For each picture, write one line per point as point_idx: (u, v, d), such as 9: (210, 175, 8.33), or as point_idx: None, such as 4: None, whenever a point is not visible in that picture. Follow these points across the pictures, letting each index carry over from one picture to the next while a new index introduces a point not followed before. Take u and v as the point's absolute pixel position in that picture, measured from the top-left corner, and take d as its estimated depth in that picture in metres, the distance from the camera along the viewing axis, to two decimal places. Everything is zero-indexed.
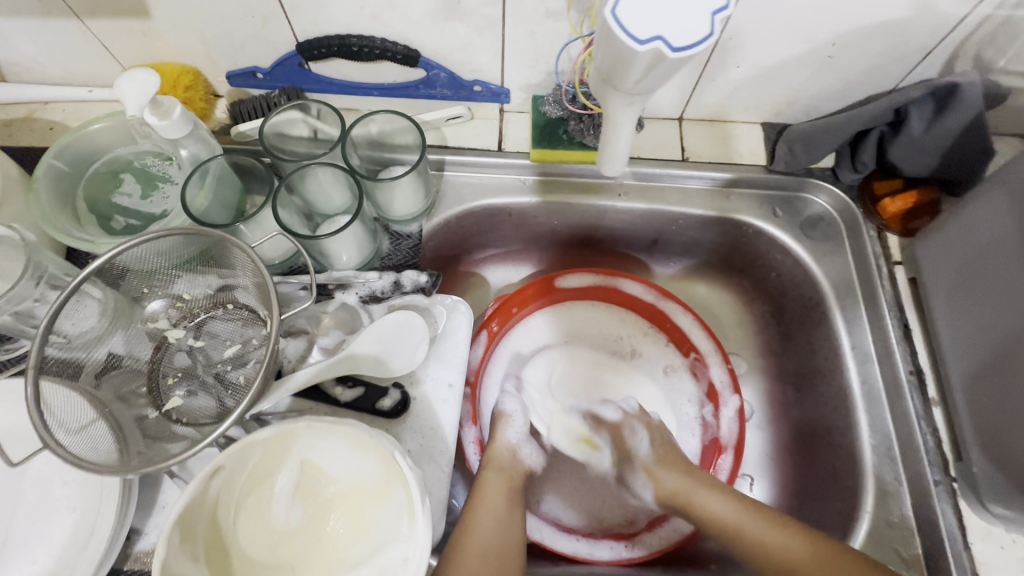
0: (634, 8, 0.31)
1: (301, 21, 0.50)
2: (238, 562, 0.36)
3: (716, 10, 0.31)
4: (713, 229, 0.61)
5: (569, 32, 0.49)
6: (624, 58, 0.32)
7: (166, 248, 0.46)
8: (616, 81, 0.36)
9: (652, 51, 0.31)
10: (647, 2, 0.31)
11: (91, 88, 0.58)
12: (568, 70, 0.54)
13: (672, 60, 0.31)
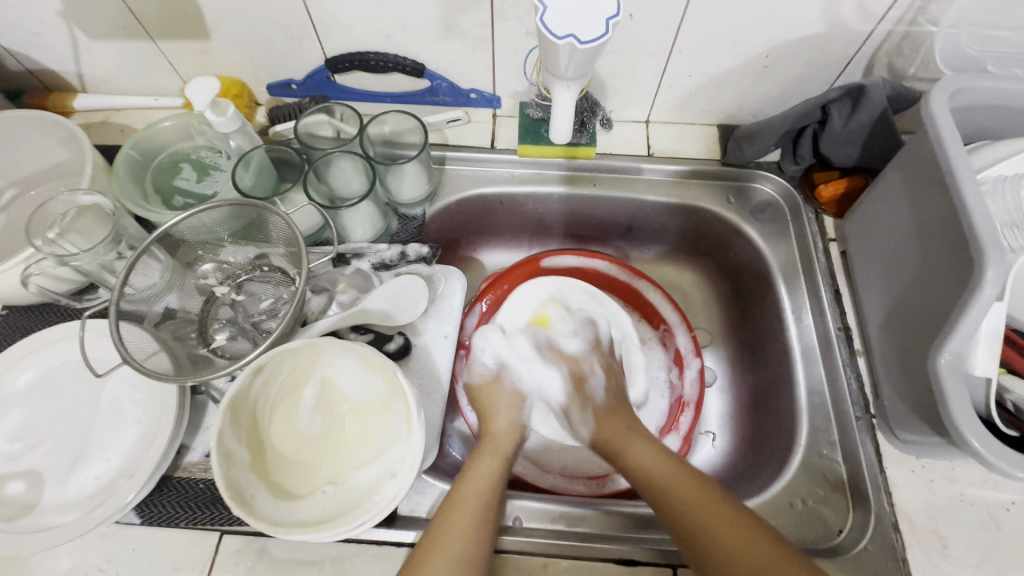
0: (555, 15, 0.41)
1: (330, 41, 0.62)
2: (271, 453, 0.45)
3: (610, 16, 0.41)
4: (677, 215, 0.71)
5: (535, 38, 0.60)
6: (553, 51, 0.43)
7: (218, 219, 0.57)
8: (554, 71, 0.48)
9: (568, 44, 0.42)
10: (566, 10, 0.41)
11: (157, 98, 0.71)
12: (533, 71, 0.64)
13: (584, 50, 0.42)
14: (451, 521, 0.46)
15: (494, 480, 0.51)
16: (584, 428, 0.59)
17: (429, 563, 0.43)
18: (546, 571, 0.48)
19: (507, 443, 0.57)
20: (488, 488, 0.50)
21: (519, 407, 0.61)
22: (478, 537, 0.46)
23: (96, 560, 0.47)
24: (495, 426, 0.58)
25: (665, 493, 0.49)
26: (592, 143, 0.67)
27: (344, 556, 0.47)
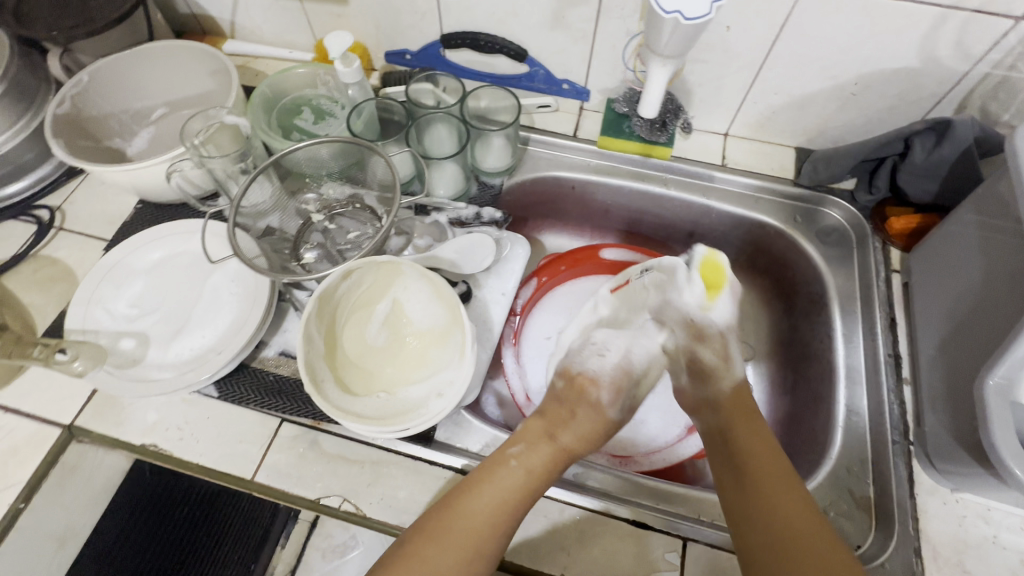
0: None
1: (449, 20, 0.70)
2: (340, 353, 0.51)
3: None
4: (741, 227, 0.73)
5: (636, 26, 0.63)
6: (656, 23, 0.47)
7: (327, 155, 0.64)
8: (654, 46, 0.51)
9: (673, 19, 0.45)
10: None
11: (291, 51, 0.81)
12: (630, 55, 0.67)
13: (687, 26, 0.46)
14: (477, 494, 0.46)
15: (537, 480, 0.48)
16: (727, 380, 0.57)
17: (438, 535, 0.45)
18: (562, 516, 0.50)
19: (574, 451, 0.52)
20: (529, 484, 0.48)
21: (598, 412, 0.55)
22: (507, 518, 0.46)
23: (175, 421, 0.54)
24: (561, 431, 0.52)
25: (751, 470, 0.48)
26: (670, 143, 0.71)
27: (383, 462, 0.52)
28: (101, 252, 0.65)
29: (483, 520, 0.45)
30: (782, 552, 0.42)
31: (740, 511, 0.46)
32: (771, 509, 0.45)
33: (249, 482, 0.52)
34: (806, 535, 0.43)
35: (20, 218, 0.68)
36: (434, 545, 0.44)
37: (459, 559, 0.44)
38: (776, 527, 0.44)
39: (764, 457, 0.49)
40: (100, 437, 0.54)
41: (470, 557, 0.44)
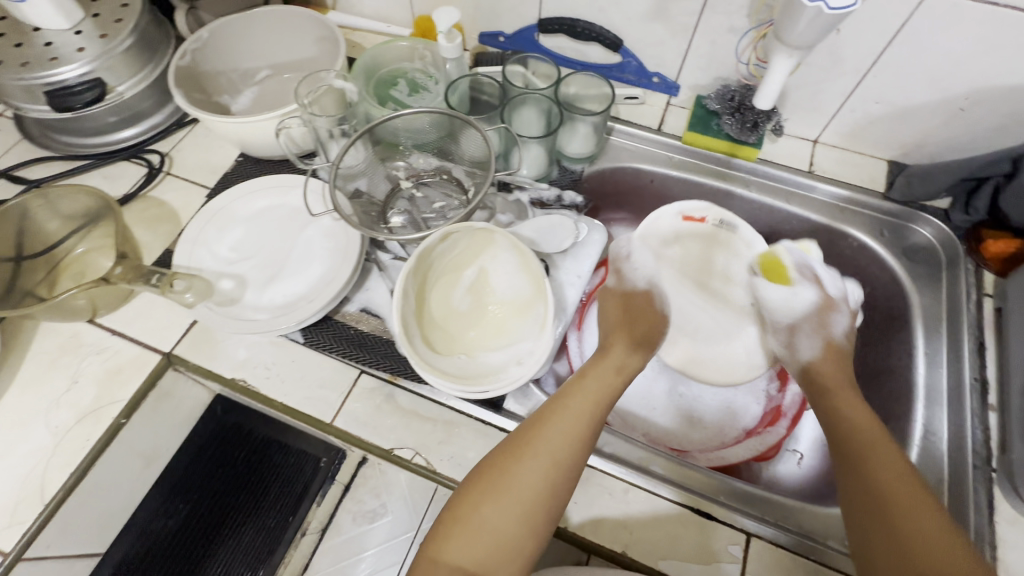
0: None
1: (549, 5, 0.71)
2: (427, 311, 0.53)
3: None
4: (822, 236, 0.72)
5: (748, 22, 0.63)
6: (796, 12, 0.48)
7: (421, 126, 0.66)
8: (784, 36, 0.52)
9: (815, 9, 0.47)
10: None
11: (388, 25, 0.83)
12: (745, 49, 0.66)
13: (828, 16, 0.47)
14: (552, 419, 0.49)
15: (601, 402, 0.51)
16: (808, 350, 0.60)
17: (521, 457, 0.47)
18: (626, 495, 0.51)
19: (627, 371, 0.55)
20: (592, 405, 0.50)
21: (662, 329, 0.62)
22: (582, 437, 0.48)
23: (264, 361, 0.57)
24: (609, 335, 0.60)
25: (839, 432, 0.50)
26: (757, 145, 0.69)
27: (454, 423, 0.54)
28: (203, 199, 0.69)
29: (557, 439, 0.47)
30: (885, 515, 0.44)
31: (854, 477, 0.47)
32: (875, 477, 0.46)
33: (329, 426, 0.54)
34: (900, 496, 0.44)
35: (133, 159, 0.73)
36: (514, 463, 0.46)
37: (539, 476, 0.45)
38: (883, 494, 0.45)
39: (861, 422, 0.50)
40: (194, 367, 0.58)
41: (552, 474, 0.46)
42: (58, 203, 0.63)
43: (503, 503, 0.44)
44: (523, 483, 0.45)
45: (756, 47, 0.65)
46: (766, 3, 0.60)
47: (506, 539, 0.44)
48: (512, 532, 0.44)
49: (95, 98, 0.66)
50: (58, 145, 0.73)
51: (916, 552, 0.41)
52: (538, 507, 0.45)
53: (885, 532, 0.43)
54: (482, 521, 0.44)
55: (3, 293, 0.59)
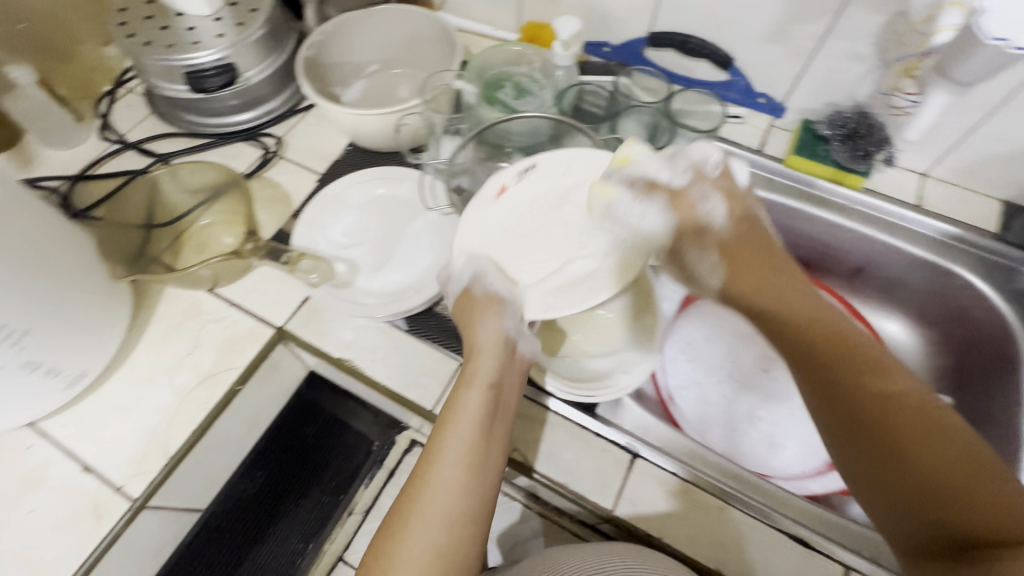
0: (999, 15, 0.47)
1: (663, 20, 0.72)
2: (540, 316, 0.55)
3: None
4: (925, 272, 0.70)
5: (887, 58, 0.61)
6: (975, 49, 0.50)
7: (532, 129, 0.68)
8: (951, 71, 0.54)
9: (998, 46, 0.49)
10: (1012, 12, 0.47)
11: (493, 29, 0.85)
12: (886, 81, 0.63)
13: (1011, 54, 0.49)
14: (428, 475, 0.44)
15: (474, 438, 0.46)
16: (709, 277, 0.52)
17: (400, 531, 0.42)
18: (721, 514, 0.51)
19: (503, 390, 0.49)
20: (475, 452, 0.46)
21: (491, 351, 0.49)
22: (462, 489, 0.44)
23: (369, 344, 0.60)
24: (478, 344, 0.50)
25: (830, 351, 0.45)
26: (865, 175, 0.68)
27: (552, 423, 0.55)
28: (313, 184, 0.73)
29: (437, 508, 0.43)
30: (884, 439, 0.40)
31: (834, 405, 0.43)
32: (872, 405, 0.41)
33: (430, 413, 0.57)
34: (905, 422, 0.40)
35: (249, 141, 0.77)
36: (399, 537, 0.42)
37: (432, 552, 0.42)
38: (875, 419, 0.41)
39: (851, 343, 0.45)
40: (304, 343, 0.61)
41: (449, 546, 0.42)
42: (180, 176, 0.68)
43: None
44: (406, 565, 0.41)
45: (898, 81, 0.62)
46: (910, 34, 0.58)
47: None
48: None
49: (226, 81, 0.70)
50: (184, 123, 0.77)
51: (918, 465, 0.38)
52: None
53: (886, 453, 0.40)
54: None
55: (134, 256, 0.63)
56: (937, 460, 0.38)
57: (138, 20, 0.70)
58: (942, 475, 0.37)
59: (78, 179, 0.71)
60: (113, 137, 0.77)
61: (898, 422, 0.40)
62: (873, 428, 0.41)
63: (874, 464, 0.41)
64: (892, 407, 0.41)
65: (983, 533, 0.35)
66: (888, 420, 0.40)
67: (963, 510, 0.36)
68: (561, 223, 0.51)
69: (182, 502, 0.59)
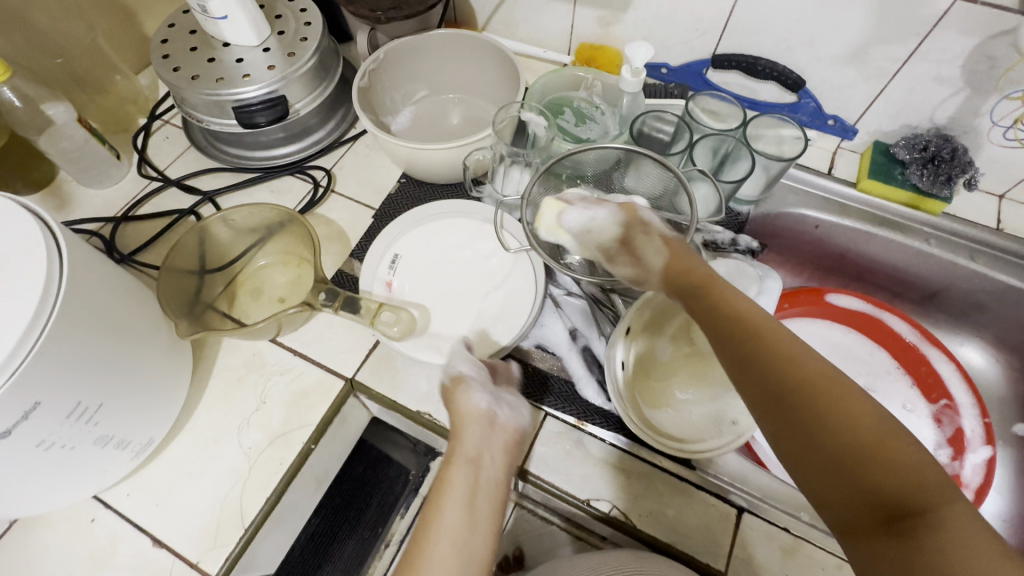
0: None
1: (730, 41, 0.69)
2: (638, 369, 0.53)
3: None
4: (1005, 297, 0.68)
5: (1014, 95, 0.58)
6: None
7: (600, 160, 0.66)
8: None
9: None
10: None
11: (544, 50, 0.82)
12: (1005, 114, 0.60)
13: None
14: (423, 553, 0.38)
15: (468, 511, 0.42)
16: (653, 257, 0.47)
17: None
18: (841, 571, 0.48)
19: (486, 462, 0.46)
20: (471, 523, 0.41)
21: (463, 430, 0.48)
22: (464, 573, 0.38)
23: None
24: (460, 431, 0.48)
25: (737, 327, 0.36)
26: (947, 200, 0.66)
27: (650, 477, 0.52)
28: (369, 220, 0.69)
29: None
30: (795, 412, 0.32)
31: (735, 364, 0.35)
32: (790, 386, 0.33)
33: (520, 470, 0.54)
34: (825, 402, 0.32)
35: (296, 175, 0.73)
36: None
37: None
38: (788, 398, 0.33)
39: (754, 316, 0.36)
40: (376, 395, 0.57)
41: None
42: (234, 223, 0.63)
43: None
44: None
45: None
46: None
47: None
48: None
49: (275, 115, 0.67)
50: (225, 156, 0.74)
51: (843, 449, 0.30)
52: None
53: (790, 419, 0.32)
54: None
55: (190, 305, 0.59)
56: (866, 441, 0.30)
57: (182, 52, 0.66)
58: (861, 449, 0.30)
59: (120, 222, 0.68)
60: (152, 174, 0.73)
61: (815, 397, 0.32)
62: (786, 399, 0.33)
63: (778, 430, 0.33)
64: (809, 379, 0.33)
65: (896, 503, 0.29)
66: (804, 399, 0.32)
67: (880, 482, 0.29)
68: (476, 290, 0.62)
69: (256, 569, 0.55)
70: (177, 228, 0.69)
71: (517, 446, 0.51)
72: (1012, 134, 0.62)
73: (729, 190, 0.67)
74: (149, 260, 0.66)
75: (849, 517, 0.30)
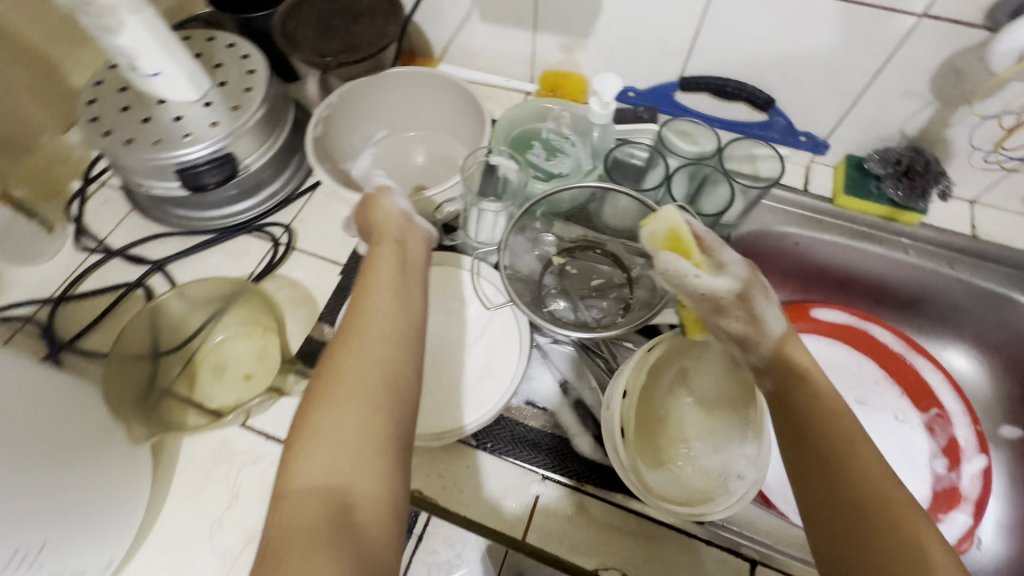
0: None
1: (696, 63, 0.67)
2: (640, 430, 0.50)
3: None
4: (984, 303, 0.68)
5: (995, 125, 0.59)
6: None
7: (575, 198, 0.63)
8: None
9: None
10: None
11: (506, 79, 0.79)
12: (985, 141, 0.61)
13: None
14: (365, 306, 0.42)
15: (399, 274, 0.46)
16: (776, 322, 0.44)
17: (340, 366, 0.38)
18: None
19: (411, 250, 0.50)
20: (396, 296, 0.44)
21: (386, 228, 0.52)
22: (406, 307, 0.44)
23: (436, 466, 0.53)
24: (383, 230, 0.51)
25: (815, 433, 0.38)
26: (924, 212, 0.66)
27: (656, 537, 0.50)
28: (336, 277, 0.65)
29: (358, 373, 0.38)
30: (858, 521, 0.34)
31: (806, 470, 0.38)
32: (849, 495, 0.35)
33: (521, 543, 0.50)
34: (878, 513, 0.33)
35: (253, 234, 0.68)
36: (318, 419, 0.36)
37: (368, 413, 0.37)
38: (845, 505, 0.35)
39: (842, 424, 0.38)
40: None
41: (387, 387, 0.38)
42: (191, 296, 0.59)
43: (348, 395, 0.37)
44: (358, 372, 0.38)
45: (1003, 138, 0.60)
46: (1001, 86, 0.55)
47: (372, 420, 0.36)
48: (406, 377, 0.40)
49: (225, 175, 0.62)
50: (173, 219, 0.68)
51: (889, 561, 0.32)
52: (397, 431, 0.37)
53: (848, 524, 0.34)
54: (328, 419, 0.36)
55: (144, 393, 0.54)
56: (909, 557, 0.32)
57: (113, 113, 0.61)
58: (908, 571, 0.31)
59: (59, 303, 0.62)
60: (92, 245, 0.67)
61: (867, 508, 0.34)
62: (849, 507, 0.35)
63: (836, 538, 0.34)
64: (884, 498, 0.34)
65: None
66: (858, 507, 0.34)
67: None
68: (453, 349, 0.58)
69: None
70: (124, 304, 0.63)
71: (430, 253, 0.55)
72: (993, 159, 0.63)
73: (710, 222, 0.66)
74: (94, 345, 0.60)
75: None
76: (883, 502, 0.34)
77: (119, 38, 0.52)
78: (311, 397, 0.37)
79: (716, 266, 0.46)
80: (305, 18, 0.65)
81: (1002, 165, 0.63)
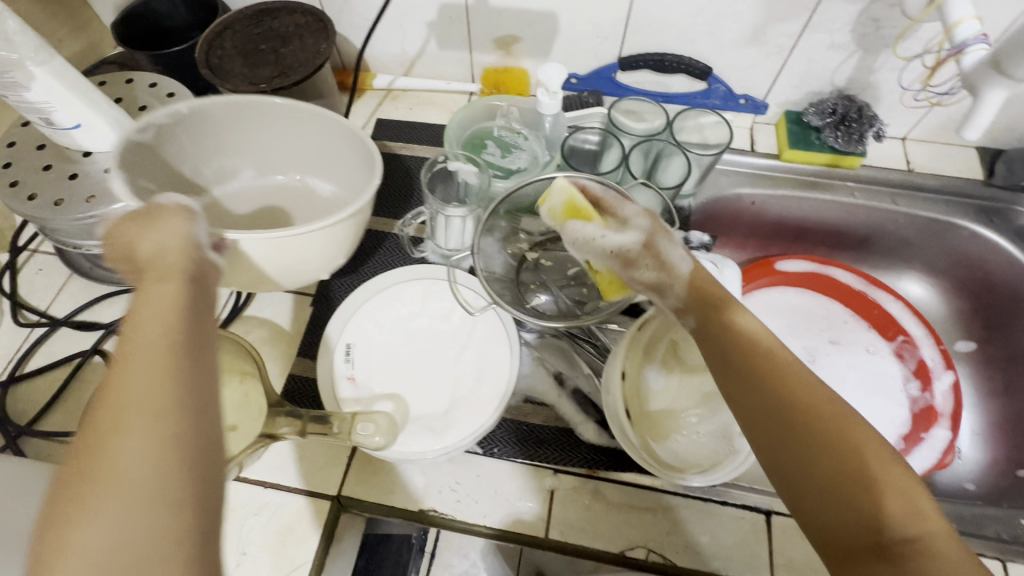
0: None
1: (633, 43, 0.69)
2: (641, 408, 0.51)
3: None
4: (928, 231, 0.73)
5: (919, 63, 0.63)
6: None
7: None
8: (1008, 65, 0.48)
9: None
10: None
11: (447, 82, 0.78)
12: (913, 80, 0.65)
13: None
14: (118, 374, 0.28)
15: (177, 309, 0.32)
16: (681, 262, 0.44)
17: (94, 466, 0.26)
18: None
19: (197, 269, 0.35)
20: (170, 342, 0.30)
21: (160, 243, 0.36)
22: (183, 355, 0.30)
23: (447, 481, 0.52)
24: (148, 252, 0.35)
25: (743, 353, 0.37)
26: (864, 155, 0.69)
27: (675, 507, 0.51)
28: (308, 307, 0.63)
29: (144, 465, 0.26)
30: (794, 433, 0.33)
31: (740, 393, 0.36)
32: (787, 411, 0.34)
33: (546, 541, 0.50)
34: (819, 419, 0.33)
35: None
36: (79, 538, 0.24)
37: (157, 509, 0.25)
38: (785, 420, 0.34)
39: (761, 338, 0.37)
40: (373, 508, 0.52)
41: (177, 470, 0.26)
42: None
43: (116, 504, 0.25)
44: (126, 466, 0.26)
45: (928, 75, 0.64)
46: (914, 28, 0.59)
47: (158, 530, 0.25)
48: (207, 451, 0.28)
49: None
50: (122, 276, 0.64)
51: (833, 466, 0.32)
52: (210, 512, 0.27)
53: (787, 438, 0.34)
54: (85, 550, 0.24)
55: None
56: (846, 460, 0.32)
57: (33, 174, 0.56)
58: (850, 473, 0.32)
59: (8, 387, 0.57)
60: (33, 318, 0.62)
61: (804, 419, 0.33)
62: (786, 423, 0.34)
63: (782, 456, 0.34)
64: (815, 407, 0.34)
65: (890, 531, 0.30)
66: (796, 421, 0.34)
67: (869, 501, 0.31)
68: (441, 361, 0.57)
69: None
70: (79, 377, 0.58)
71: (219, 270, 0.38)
72: (921, 96, 0.67)
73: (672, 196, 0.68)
74: (54, 425, 0.56)
75: (849, 539, 0.31)
76: (810, 413, 0.34)
77: (28, 93, 0.48)
78: (53, 526, 0.25)
79: (622, 224, 0.49)
80: (229, 47, 0.62)
81: (932, 102, 0.67)
